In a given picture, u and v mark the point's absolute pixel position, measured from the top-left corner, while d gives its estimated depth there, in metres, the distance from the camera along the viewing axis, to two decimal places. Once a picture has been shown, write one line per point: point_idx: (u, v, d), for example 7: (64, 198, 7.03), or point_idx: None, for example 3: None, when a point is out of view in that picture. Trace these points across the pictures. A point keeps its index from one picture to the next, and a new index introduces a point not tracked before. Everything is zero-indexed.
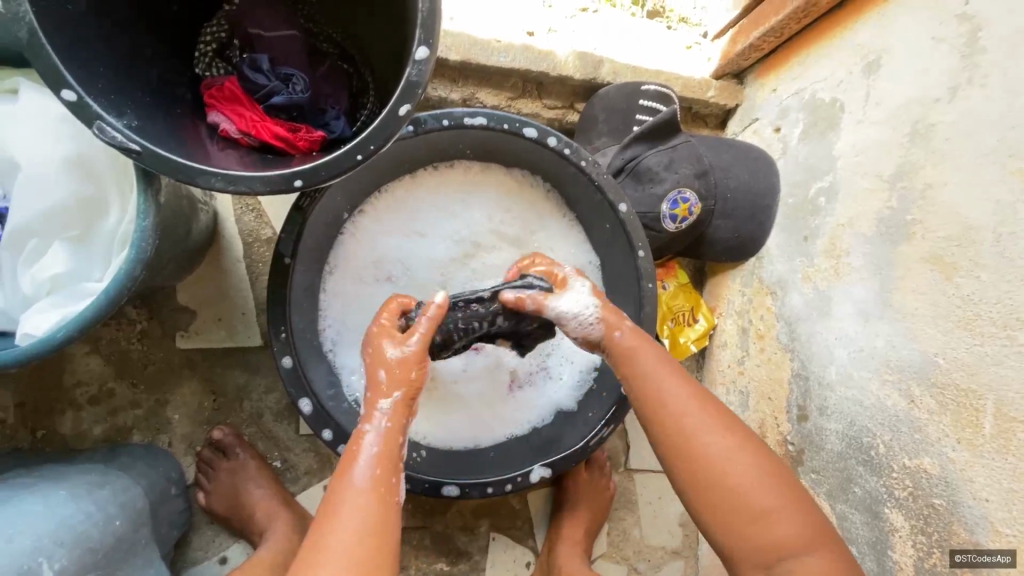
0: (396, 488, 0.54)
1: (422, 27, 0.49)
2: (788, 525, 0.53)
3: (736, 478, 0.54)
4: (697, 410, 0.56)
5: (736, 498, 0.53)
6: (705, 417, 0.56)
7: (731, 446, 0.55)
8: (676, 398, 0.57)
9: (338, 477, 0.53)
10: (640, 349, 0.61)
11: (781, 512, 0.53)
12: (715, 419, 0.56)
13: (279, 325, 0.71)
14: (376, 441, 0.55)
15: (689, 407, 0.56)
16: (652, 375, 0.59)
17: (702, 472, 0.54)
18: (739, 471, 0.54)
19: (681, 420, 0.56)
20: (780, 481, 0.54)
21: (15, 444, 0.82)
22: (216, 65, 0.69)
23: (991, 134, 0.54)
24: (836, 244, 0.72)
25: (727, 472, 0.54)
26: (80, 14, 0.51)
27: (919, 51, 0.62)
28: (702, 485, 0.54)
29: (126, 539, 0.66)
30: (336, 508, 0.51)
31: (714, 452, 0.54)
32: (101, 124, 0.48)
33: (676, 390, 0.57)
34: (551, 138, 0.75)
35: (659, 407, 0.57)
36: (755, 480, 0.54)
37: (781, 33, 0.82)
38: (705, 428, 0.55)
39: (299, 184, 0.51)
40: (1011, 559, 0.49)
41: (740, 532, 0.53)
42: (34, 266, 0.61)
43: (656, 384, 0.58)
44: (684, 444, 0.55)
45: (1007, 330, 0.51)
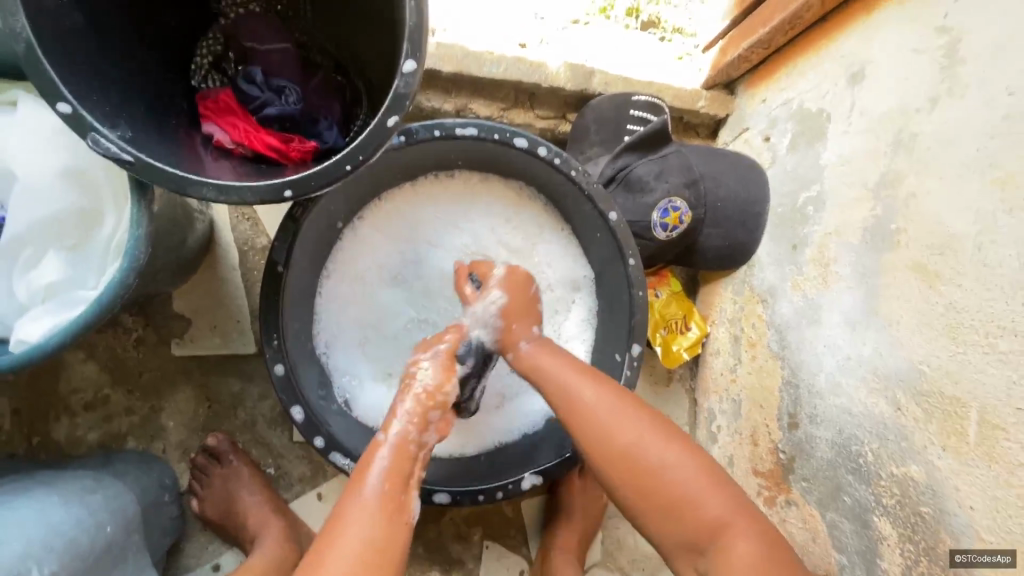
0: (406, 504, 0.54)
1: (410, 41, 0.51)
2: (711, 507, 0.55)
3: (653, 464, 0.57)
4: (613, 405, 0.60)
5: (650, 477, 0.57)
6: (621, 413, 0.59)
7: (648, 436, 0.58)
8: (585, 397, 0.60)
9: (349, 488, 0.54)
10: (543, 358, 0.65)
11: (703, 492, 0.56)
12: (633, 414, 0.59)
13: (271, 330, 0.71)
14: (392, 450, 0.56)
15: (600, 405, 0.60)
16: (560, 381, 0.62)
17: (618, 457, 0.57)
18: (657, 455, 0.57)
19: (593, 414, 0.59)
20: (703, 465, 0.58)
21: (11, 450, 0.82)
22: (213, 78, 0.71)
23: (971, 144, 0.55)
24: (825, 252, 0.72)
25: (643, 456, 0.57)
26: (75, 28, 0.53)
27: (901, 63, 0.63)
28: (617, 468, 0.58)
29: (118, 545, 0.67)
30: (343, 520, 0.51)
31: (629, 441, 0.57)
32: (94, 135, 0.49)
33: (583, 388, 0.61)
34: (542, 148, 0.76)
35: (574, 407, 0.60)
36: (673, 462, 0.57)
37: (769, 44, 0.83)
38: (620, 424, 0.58)
39: (288, 193, 0.52)
40: (1011, 559, 0.48)
41: (660, 511, 0.56)
42: (30, 273, 0.62)
43: (564, 385, 0.62)
44: (597, 438, 0.59)
45: (989, 339, 0.51)
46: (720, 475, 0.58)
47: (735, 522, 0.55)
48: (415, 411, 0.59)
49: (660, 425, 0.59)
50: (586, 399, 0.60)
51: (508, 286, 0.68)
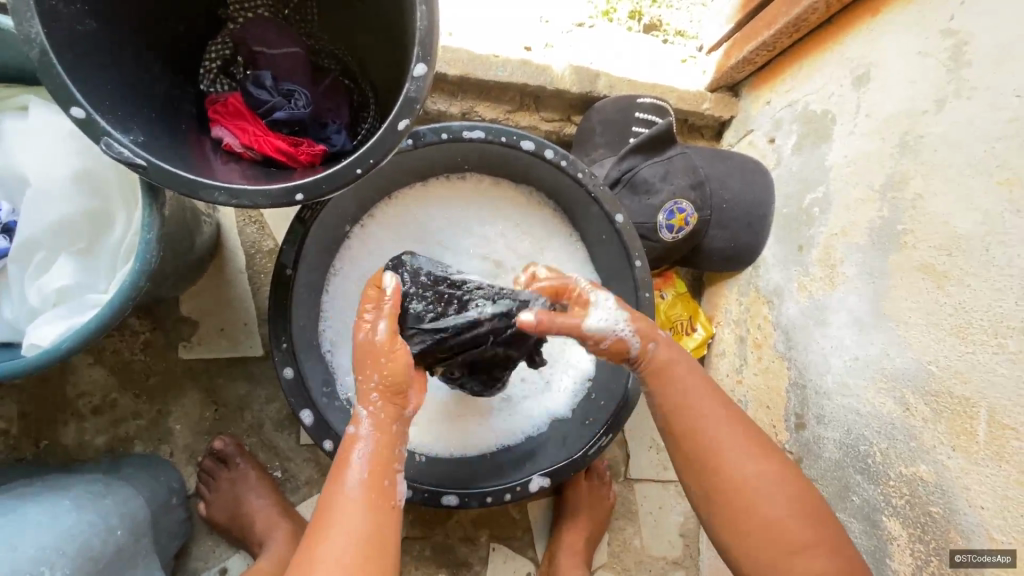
0: (392, 491, 0.54)
1: (421, 45, 0.51)
2: (817, 561, 0.53)
3: (769, 502, 0.54)
4: (739, 437, 0.57)
5: (761, 519, 0.54)
6: (750, 449, 0.57)
7: (771, 479, 0.55)
8: (714, 424, 0.58)
9: (331, 481, 0.54)
10: (675, 364, 0.61)
11: (812, 547, 0.53)
12: (755, 448, 0.57)
13: (280, 335, 0.73)
14: (369, 444, 0.55)
15: (728, 437, 0.57)
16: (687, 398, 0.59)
17: (733, 493, 0.55)
18: (774, 496, 0.55)
19: (719, 443, 0.57)
20: (816, 515, 0.55)
21: (19, 454, 0.82)
22: (221, 81, 0.71)
23: (978, 146, 0.55)
24: (831, 253, 0.73)
25: (759, 497, 0.55)
26: (88, 34, 0.53)
27: (906, 65, 0.64)
28: (729, 501, 0.56)
29: (128, 548, 0.67)
30: (328, 515, 0.51)
31: (751, 480, 0.55)
32: (108, 139, 0.49)
33: (712, 414, 0.58)
34: (548, 150, 0.76)
35: (693, 432, 0.58)
36: (789, 509, 0.54)
37: (773, 46, 0.84)
38: (745, 458, 0.56)
39: (299, 198, 0.52)
40: (1011, 559, 0.49)
41: (762, 550, 0.54)
42: (41, 277, 0.62)
43: (694, 404, 0.59)
44: (720, 469, 0.56)
45: (997, 339, 0.51)
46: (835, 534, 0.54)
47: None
48: (377, 395, 0.57)
49: (781, 467, 0.56)
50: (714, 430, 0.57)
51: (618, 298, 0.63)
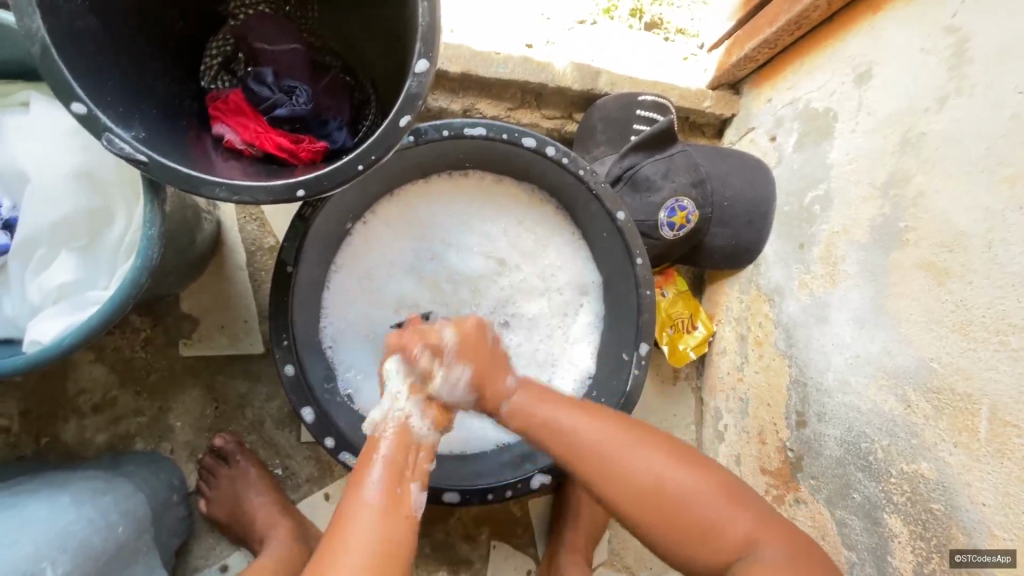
0: (406, 499, 0.54)
1: (423, 41, 0.51)
2: (733, 528, 0.55)
3: (674, 494, 0.56)
4: (622, 441, 0.58)
5: (676, 513, 0.55)
6: (636, 447, 0.58)
7: (668, 469, 0.57)
8: (594, 439, 0.58)
9: (349, 491, 0.53)
10: (538, 400, 0.62)
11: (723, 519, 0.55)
12: (640, 444, 0.58)
13: (281, 331, 0.71)
14: (388, 451, 0.55)
15: (613, 445, 0.58)
16: (558, 426, 0.59)
17: (632, 492, 0.56)
18: (676, 487, 0.56)
19: (606, 459, 0.57)
20: (721, 487, 0.57)
21: (19, 451, 0.82)
22: (222, 79, 0.71)
23: (980, 143, 0.55)
24: (832, 250, 0.73)
25: (665, 492, 0.56)
26: (89, 29, 0.53)
27: (908, 63, 0.64)
28: (640, 507, 0.56)
29: (129, 545, 0.66)
30: (347, 521, 0.51)
31: (648, 475, 0.56)
32: (109, 135, 0.49)
33: (584, 428, 0.59)
34: (549, 147, 0.76)
35: (579, 452, 0.58)
36: (690, 492, 0.56)
37: (775, 44, 0.84)
38: (636, 459, 0.57)
39: (301, 194, 0.52)
40: (1010, 559, 0.49)
41: (688, 542, 0.55)
42: (42, 274, 0.62)
43: (567, 428, 0.59)
44: (617, 481, 0.56)
45: (999, 335, 0.51)
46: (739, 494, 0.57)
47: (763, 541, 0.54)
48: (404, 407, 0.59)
49: (670, 452, 0.58)
50: (594, 441, 0.58)
51: (469, 352, 0.61)
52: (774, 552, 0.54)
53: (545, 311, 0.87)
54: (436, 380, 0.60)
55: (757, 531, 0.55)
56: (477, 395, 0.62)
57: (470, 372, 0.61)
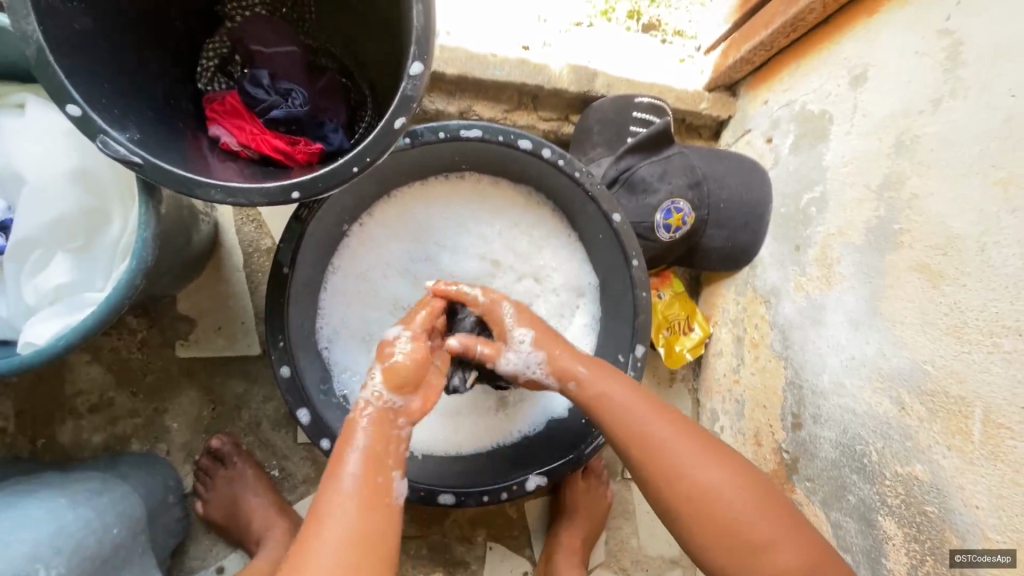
0: (386, 487, 0.54)
1: (417, 43, 0.51)
2: (786, 555, 0.54)
3: (728, 507, 0.56)
4: (687, 445, 0.58)
5: (726, 524, 0.55)
6: (701, 455, 0.58)
7: (732, 482, 0.57)
8: (663, 435, 0.59)
9: (327, 477, 0.53)
10: (613, 385, 0.63)
11: (780, 542, 0.54)
12: (707, 452, 0.58)
13: (277, 333, 0.72)
14: (365, 440, 0.55)
15: (680, 445, 0.58)
16: (630, 417, 0.60)
17: (693, 500, 0.56)
18: (731, 500, 0.56)
19: (669, 457, 0.58)
20: (782, 513, 0.56)
21: (15, 452, 0.82)
22: (218, 81, 0.72)
23: (973, 146, 0.55)
24: (827, 252, 0.73)
25: (720, 502, 0.56)
26: (84, 32, 0.53)
27: (903, 66, 0.64)
28: (691, 512, 0.56)
29: (124, 546, 0.66)
30: (324, 512, 0.51)
31: (711, 484, 0.56)
32: (104, 138, 0.49)
33: (656, 425, 0.60)
34: (546, 149, 0.76)
35: (647, 447, 0.59)
36: (750, 508, 0.56)
37: (771, 46, 0.84)
38: (697, 465, 0.57)
39: (296, 196, 0.52)
40: (1011, 559, 0.48)
41: (733, 555, 0.55)
42: (37, 275, 0.61)
43: (636, 419, 0.60)
44: (680, 484, 0.57)
45: (993, 338, 0.51)
46: (796, 523, 0.56)
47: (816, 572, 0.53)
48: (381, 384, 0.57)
49: (736, 466, 0.58)
50: (664, 439, 0.59)
51: (528, 321, 0.66)
52: None
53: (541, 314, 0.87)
54: (502, 350, 0.64)
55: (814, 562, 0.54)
56: (551, 368, 0.64)
57: (539, 349, 0.64)
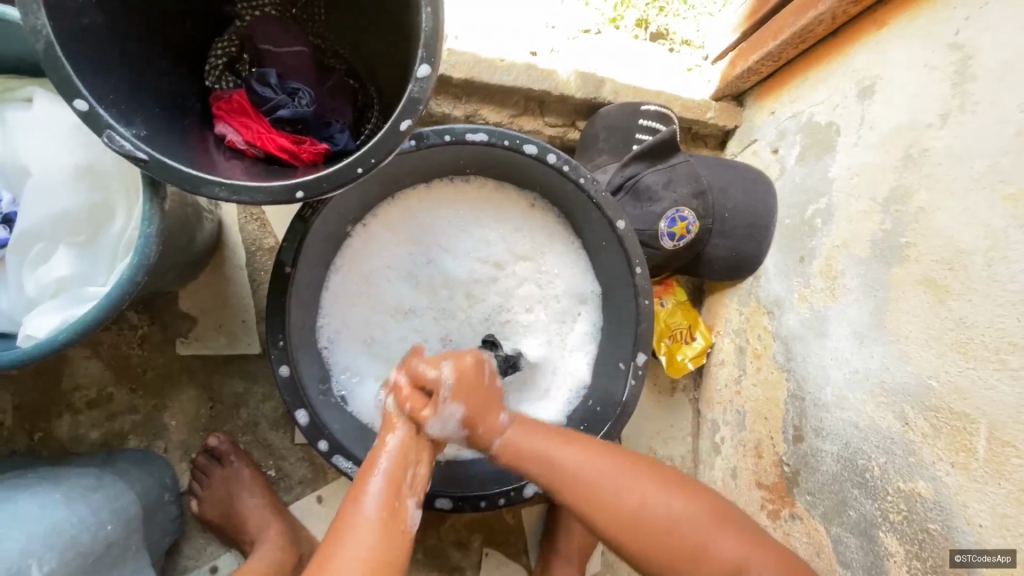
0: (405, 515, 0.54)
1: (426, 46, 0.51)
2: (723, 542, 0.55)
3: (663, 518, 0.55)
4: (614, 469, 0.58)
5: (661, 533, 0.55)
6: (618, 472, 0.57)
7: (654, 493, 0.57)
8: (574, 463, 0.58)
9: (348, 502, 0.53)
10: (523, 431, 0.61)
11: (717, 540, 0.55)
12: (624, 467, 0.58)
13: (276, 333, 0.71)
14: (389, 462, 0.55)
15: (596, 470, 0.57)
16: (541, 453, 0.59)
17: (624, 517, 0.56)
18: (664, 509, 0.56)
19: (589, 485, 0.56)
20: (717, 511, 0.57)
21: (12, 446, 0.82)
22: (226, 79, 0.71)
23: (981, 160, 0.54)
24: (832, 264, 0.72)
25: (649, 514, 0.55)
26: (94, 27, 0.53)
27: (911, 79, 0.63)
28: (627, 533, 0.56)
29: (118, 543, 0.66)
30: (342, 531, 0.51)
31: (636, 500, 0.56)
32: (110, 132, 0.49)
33: (570, 454, 0.58)
34: (551, 155, 0.76)
35: (564, 477, 0.57)
36: (680, 513, 0.56)
37: (779, 58, 0.84)
38: (624, 485, 0.57)
39: (299, 195, 0.52)
40: (1011, 559, 0.48)
41: (672, 566, 0.55)
42: (40, 269, 0.61)
43: (549, 462, 0.58)
44: (606, 510, 0.56)
45: (998, 355, 0.51)
46: (729, 517, 0.57)
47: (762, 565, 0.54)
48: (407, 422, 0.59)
49: (661, 475, 0.58)
50: (575, 467, 0.57)
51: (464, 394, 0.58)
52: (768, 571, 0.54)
53: (542, 320, 0.87)
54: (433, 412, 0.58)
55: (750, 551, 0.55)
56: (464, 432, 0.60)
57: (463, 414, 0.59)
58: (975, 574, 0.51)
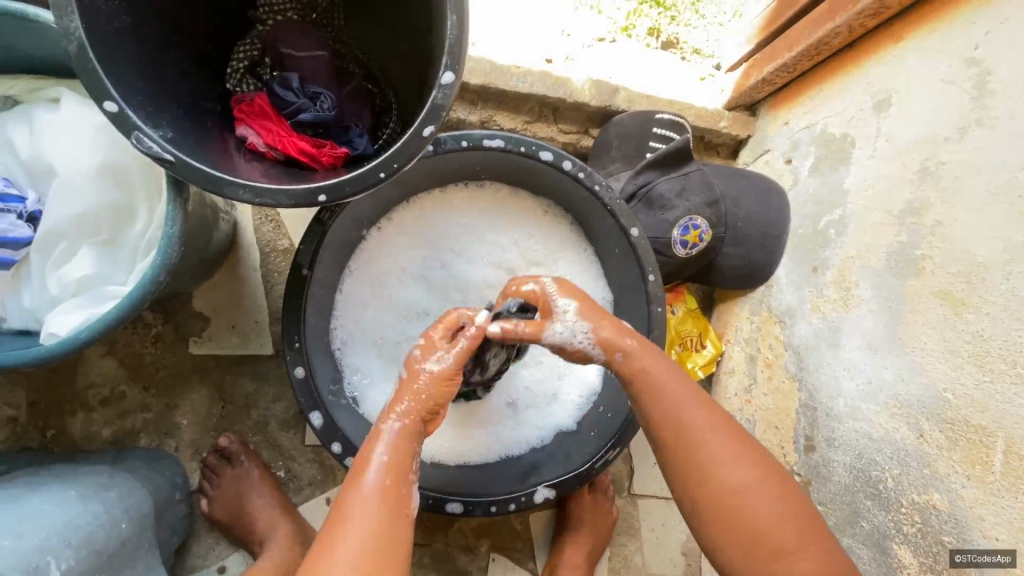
0: (406, 500, 0.53)
1: (450, 53, 0.51)
2: (787, 533, 0.52)
3: (760, 508, 0.53)
4: (728, 445, 0.55)
5: (749, 522, 0.53)
6: (732, 448, 0.55)
7: (760, 483, 0.54)
8: (697, 425, 0.56)
9: (350, 483, 0.53)
10: (651, 368, 0.59)
11: (800, 552, 0.52)
12: (737, 447, 0.55)
13: (292, 334, 0.72)
14: (388, 449, 0.54)
15: (710, 436, 0.56)
16: (664, 396, 0.57)
17: (718, 491, 0.54)
18: (762, 501, 0.53)
19: (699, 447, 0.55)
20: (812, 527, 0.53)
21: (24, 442, 0.82)
22: (247, 82, 0.71)
23: (999, 175, 0.55)
24: (846, 275, 0.73)
25: (746, 501, 0.53)
26: (123, 30, 0.54)
27: (928, 92, 0.64)
28: (718, 507, 0.54)
29: (132, 540, 0.66)
30: (345, 514, 0.51)
31: (737, 483, 0.54)
32: (138, 134, 0.49)
33: (690, 411, 0.57)
34: (566, 162, 0.77)
35: (677, 429, 0.56)
36: (775, 511, 0.53)
37: (793, 69, 0.84)
38: (733, 461, 0.55)
39: (322, 198, 0.53)
40: (1010, 559, 0.49)
41: (749, 552, 0.53)
42: (63, 267, 0.61)
43: (674, 405, 0.57)
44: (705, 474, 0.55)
45: (1015, 369, 0.51)
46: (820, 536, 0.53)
47: None
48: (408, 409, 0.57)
49: (770, 469, 0.55)
50: (693, 425, 0.56)
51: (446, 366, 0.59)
52: None
53: None
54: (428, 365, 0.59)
55: None
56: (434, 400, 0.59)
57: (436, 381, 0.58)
58: None
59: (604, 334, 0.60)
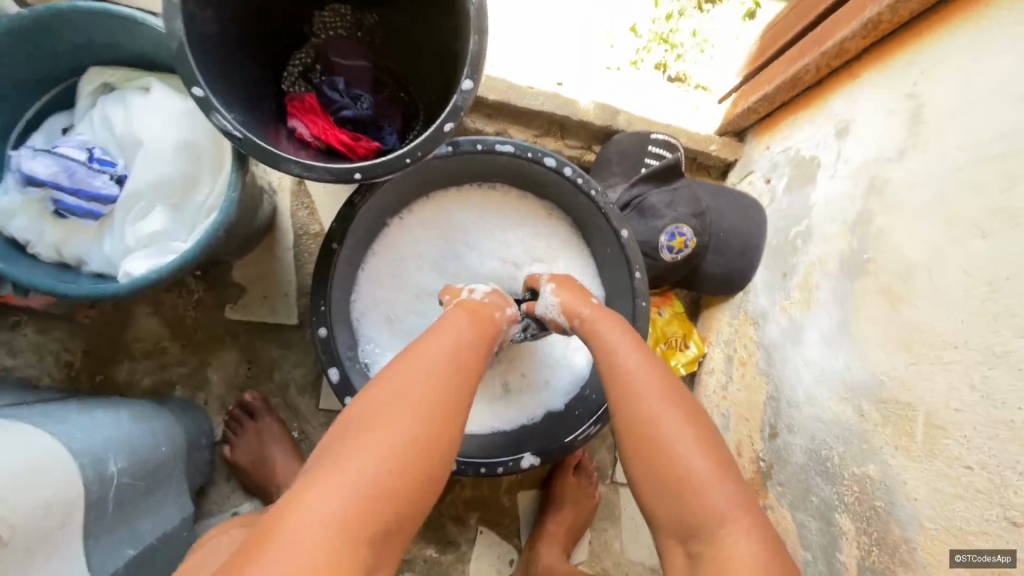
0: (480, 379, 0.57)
1: (471, 65, 0.63)
2: (697, 473, 0.56)
3: (677, 446, 0.57)
4: (657, 390, 0.61)
5: (664, 458, 0.57)
6: (661, 393, 0.60)
7: (680, 424, 0.58)
8: (632, 369, 0.62)
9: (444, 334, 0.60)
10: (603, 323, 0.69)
11: (711, 489, 0.55)
12: (667, 393, 0.61)
13: (320, 298, 0.83)
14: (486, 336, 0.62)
15: (642, 380, 0.62)
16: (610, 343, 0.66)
17: (642, 428, 0.59)
18: (680, 441, 0.57)
19: (629, 387, 0.61)
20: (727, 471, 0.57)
21: (76, 384, 0.93)
22: (299, 84, 0.85)
23: (927, 189, 0.64)
24: (809, 279, 0.82)
25: (664, 439, 0.57)
26: (211, 33, 0.67)
27: (878, 121, 0.74)
28: (640, 443, 0.59)
29: (169, 465, 0.76)
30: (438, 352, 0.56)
31: (659, 422, 0.59)
32: (217, 115, 0.62)
33: (629, 355, 0.64)
34: (567, 168, 0.88)
35: (614, 371, 0.64)
36: (689, 450, 0.57)
37: (773, 100, 0.96)
38: (657, 404, 0.59)
39: (357, 176, 0.64)
40: (1011, 558, 0.49)
41: (661, 485, 0.57)
42: (140, 222, 0.73)
43: (613, 352, 0.65)
44: (633, 414, 0.60)
45: (934, 351, 0.59)
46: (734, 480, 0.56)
47: (737, 528, 0.53)
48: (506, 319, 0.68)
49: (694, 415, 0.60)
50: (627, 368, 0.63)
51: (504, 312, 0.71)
52: (740, 541, 0.53)
53: None
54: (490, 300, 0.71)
55: (734, 515, 0.54)
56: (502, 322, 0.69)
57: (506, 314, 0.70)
58: (912, 542, 0.58)
59: (569, 301, 0.72)
